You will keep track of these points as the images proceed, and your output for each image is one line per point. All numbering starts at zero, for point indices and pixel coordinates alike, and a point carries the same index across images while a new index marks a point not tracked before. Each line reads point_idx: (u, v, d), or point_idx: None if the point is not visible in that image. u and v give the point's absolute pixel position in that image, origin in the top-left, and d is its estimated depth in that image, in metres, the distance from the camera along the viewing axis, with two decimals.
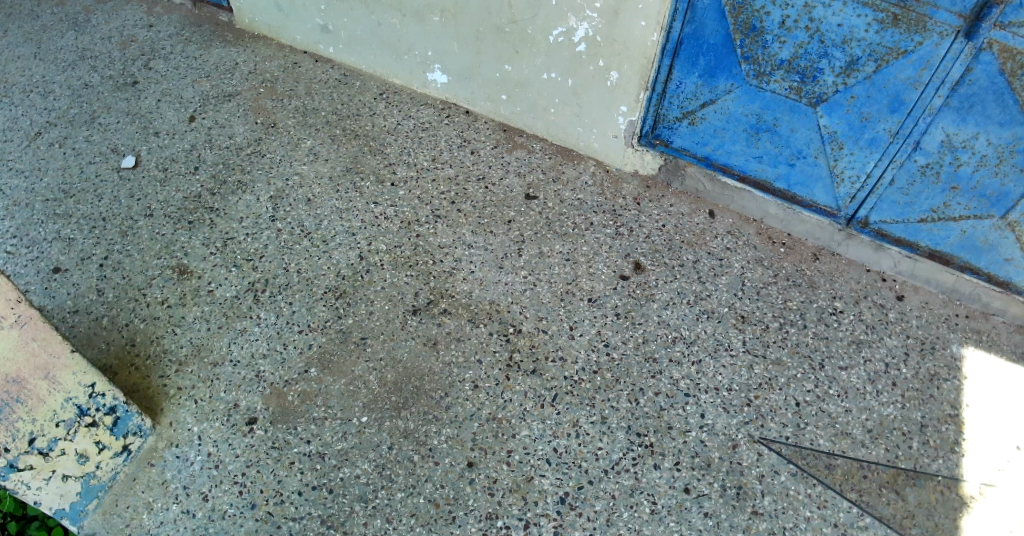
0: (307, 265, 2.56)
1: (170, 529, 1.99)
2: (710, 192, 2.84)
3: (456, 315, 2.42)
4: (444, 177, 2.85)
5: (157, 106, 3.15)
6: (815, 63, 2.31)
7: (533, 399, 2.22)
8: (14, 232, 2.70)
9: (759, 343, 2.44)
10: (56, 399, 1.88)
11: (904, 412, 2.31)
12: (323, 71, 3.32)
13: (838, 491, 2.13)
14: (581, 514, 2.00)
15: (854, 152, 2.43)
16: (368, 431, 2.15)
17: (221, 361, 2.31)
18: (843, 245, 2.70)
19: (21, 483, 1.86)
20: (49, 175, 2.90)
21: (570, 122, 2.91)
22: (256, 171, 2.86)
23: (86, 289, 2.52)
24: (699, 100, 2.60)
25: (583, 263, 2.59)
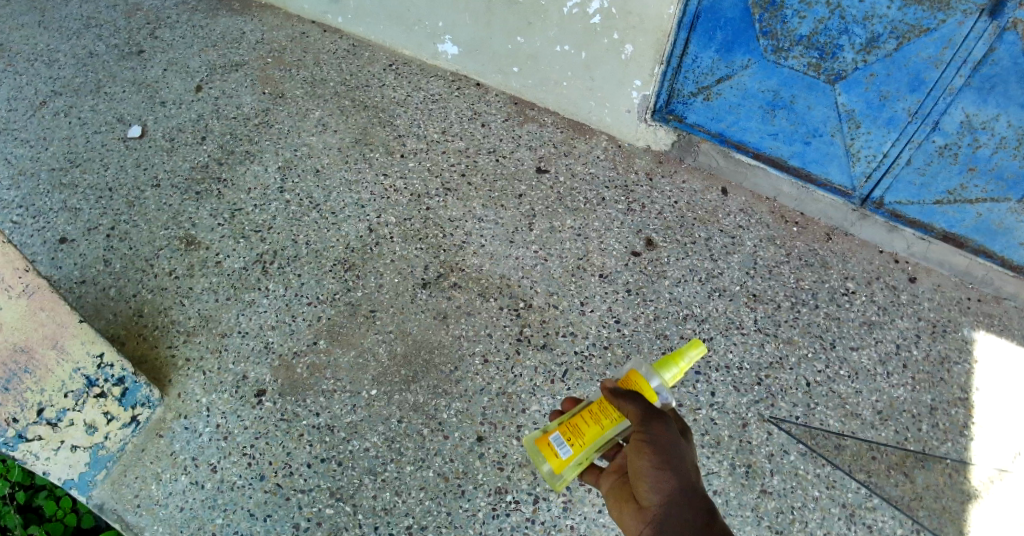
0: (316, 237, 2.53)
1: (179, 500, 1.99)
2: (723, 169, 2.78)
3: (466, 289, 2.40)
4: (454, 150, 2.81)
5: (164, 75, 3.11)
6: (835, 40, 2.25)
7: (543, 375, 2.20)
8: (20, 201, 2.68)
9: (771, 323, 2.41)
10: (65, 370, 1.87)
11: (915, 394, 2.29)
12: (332, 42, 3.26)
13: (847, 471, 2.13)
14: (590, 490, 1.99)
15: (872, 131, 2.38)
16: (377, 405, 2.14)
17: (229, 332, 2.30)
18: (856, 225, 2.65)
19: (30, 454, 1.85)
20: (54, 144, 2.87)
21: (581, 96, 2.85)
22: (265, 142, 2.83)
23: (93, 259, 2.50)
24: (715, 75, 2.55)
25: (594, 239, 2.56)
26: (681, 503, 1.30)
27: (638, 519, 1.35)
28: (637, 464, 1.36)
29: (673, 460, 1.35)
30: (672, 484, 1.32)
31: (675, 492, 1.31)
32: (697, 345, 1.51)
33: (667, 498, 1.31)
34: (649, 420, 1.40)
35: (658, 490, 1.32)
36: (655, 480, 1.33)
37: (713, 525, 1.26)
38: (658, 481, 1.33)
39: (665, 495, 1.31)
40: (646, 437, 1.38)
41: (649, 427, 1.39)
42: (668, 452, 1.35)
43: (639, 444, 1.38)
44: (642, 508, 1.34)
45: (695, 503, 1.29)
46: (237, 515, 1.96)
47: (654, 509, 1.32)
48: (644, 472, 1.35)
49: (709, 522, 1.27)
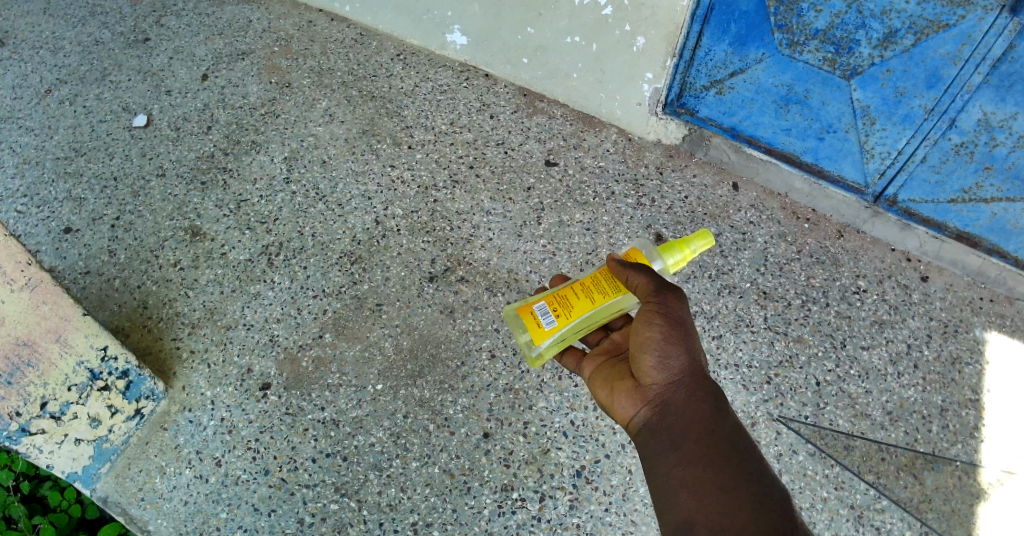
0: (322, 229, 2.51)
1: (183, 494, 2.00)
2: (735, 163, 2.72)
3: (473, 283, 2.37)
4: (462, 142, 2.78)
5: (169, 64, 3.08)
6: (851, 34, 2.20)
7: (551, 371, 2.17)
8: (25, 191, 2.67)
9: (781, 320, 2.38)
10: (68, 363, 1.87)
11: (925, 395, 2.26)
12: (339, 30, 3.21)
13: (856, 472, 2.12)
14: (597, 488, 1.99)
15: (887, 128, 2.34)
16: (383, 399, 2.13)
17: (234, 324, 2.28)
18: (869, 223, 2.60)
19: (33, 448, 1.87)
20: (59, 133, 2.85)
21: (591, 89, 2.80)
22: (271, 133, 2.80)
23: (98, 250, 2.48)
24: (728, 69, 2.50)
25: (604, 233, 2.52)
26: (685, 373, 1.46)
27: (645, 387, 1.50)
28: (647, 334, 1.50)
29: (683, 334, 1.49)
30: (679, 356, 1.47)
31: (681, 363, 1.47)
32: (703, 236, 1.74)
33: (673, 368, 1.47)
34: (662, 293, 1.53)
35: (664, 361, 1.48)
36: (663, 352, 1.48)
37: (714, 394, 1.43)
38: (666, 353, 1.48)
39: (672, 364, 1.47)
40: (658, 309, 1.52)
41: (663, 298, 1.52)
42: (679, 326, 1.50)
43: (650, 314, 1.52)
44: (648, 377, 1.50)
45: (698, 373, 1.46)
46: (241, 509, 1.98)
47: (661, 379, 1.48)
48: (655, 343, 1.49)
49: (712, 391, 1.44)
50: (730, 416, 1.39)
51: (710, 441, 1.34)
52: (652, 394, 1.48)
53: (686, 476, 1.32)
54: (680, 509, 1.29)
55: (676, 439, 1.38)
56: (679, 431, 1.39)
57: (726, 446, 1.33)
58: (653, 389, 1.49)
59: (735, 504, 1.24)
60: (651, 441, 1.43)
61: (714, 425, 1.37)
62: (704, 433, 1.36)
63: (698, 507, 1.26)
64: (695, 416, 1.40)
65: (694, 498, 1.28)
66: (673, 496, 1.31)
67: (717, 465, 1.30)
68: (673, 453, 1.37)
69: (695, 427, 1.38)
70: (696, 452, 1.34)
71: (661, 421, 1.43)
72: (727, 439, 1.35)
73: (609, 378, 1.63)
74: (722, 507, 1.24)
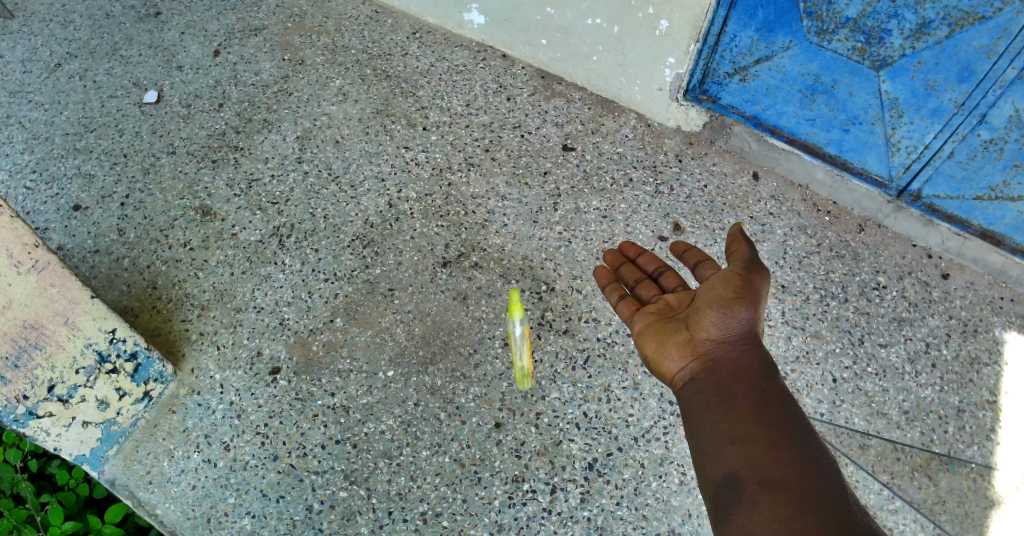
0: (334, 211, 2.47)
1: (191, 478, 2.00)
2: (756, 152, 2.67)
3: (487, 270, 2.33)
4: (478, 124, 2.72)
5: (181, 39, 3.02)
6: (883, 24, 2.12)
7: (564, 361, 2.14)
8: (34, 166, 2.64)
9: (799, 315, 2.33)
10: (76, 346, 1.84)
11: (942, 395, 2.22)
12: (354, 7, 3.15)
13: (870, 472, 2.09)
14: (608, 481, 1.95)
15: (914, 121, 2.26)
16: (394, 386, 2.10)
17: (244, 307, 2.26)
18: (890, 217, 2.54)
19: (41, 431, 1.85)
20: (69, 108, 2.82)
21: (612, 73, 2.74)
22: (284, 111, 2.75)
23: (107, 228, 2.45)
24: (753, 56, 2.43)
25: (620, 221, 2.46)
26: (744, 337, 1.47)
27: (698, 341, 1.49)
28: (719, 293, 1.52)
29: (752, 300, 1.51)
30: (742, 319, 1.48)
31: (741, 327, 1.48)
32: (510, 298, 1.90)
33: (733, 329, 1.47)
34: (750, 263, 1.56)
35: (726, 320, 1.48)
36: (728, 311, 1.49)
37: (768, 362, 1.44)
38: (730, 313, 1.49)
39: (733, 324, 1.48)
40: (738, 273, 1.54)
41: (748, 268, 1.55)
42: (751, 293, 1.51)
43: (728, 277, 1.55)
44: (704, 331, 1.49)
45: (755, 340, 1.47)
46: (249, 494, 1.96)
47: (718, 337, 1.48)
48: (722, 302, 1.50)
49: (766, 360, 1.45)
50: (780, 382, 1.39)
51: (761, 401, 1.33)
52: (705, 349, 1.47)
53: (734, 428, 1.30)
54: (724, 464, 1.27)
55: (726, 394, 1.37)
56: (730, 387, 1.38)
57: (775, 407, 1.32)
58: (706, 345, 1.48)
59: (784, 459, 1.22)
60: (699, 394, 1.42)
61: (764, 386, 1.37)
62: (755, 392, 1.36)
63: (744, 459, 1.24)
64: (747, 377, 1.39)
65: (742, 450, 1.26)
66: (718, 448, 1.29)
67: (766, 423, 1.28)
68: (721, 407, 1.35)
69: (746, 385, 1.37)
70: (746, 407, 1.32)
71: (711, 376, 1.43)
72: (776, 399, 1.34)
73: (660, 330, 1.60)
74: (770, 460, 1.22)
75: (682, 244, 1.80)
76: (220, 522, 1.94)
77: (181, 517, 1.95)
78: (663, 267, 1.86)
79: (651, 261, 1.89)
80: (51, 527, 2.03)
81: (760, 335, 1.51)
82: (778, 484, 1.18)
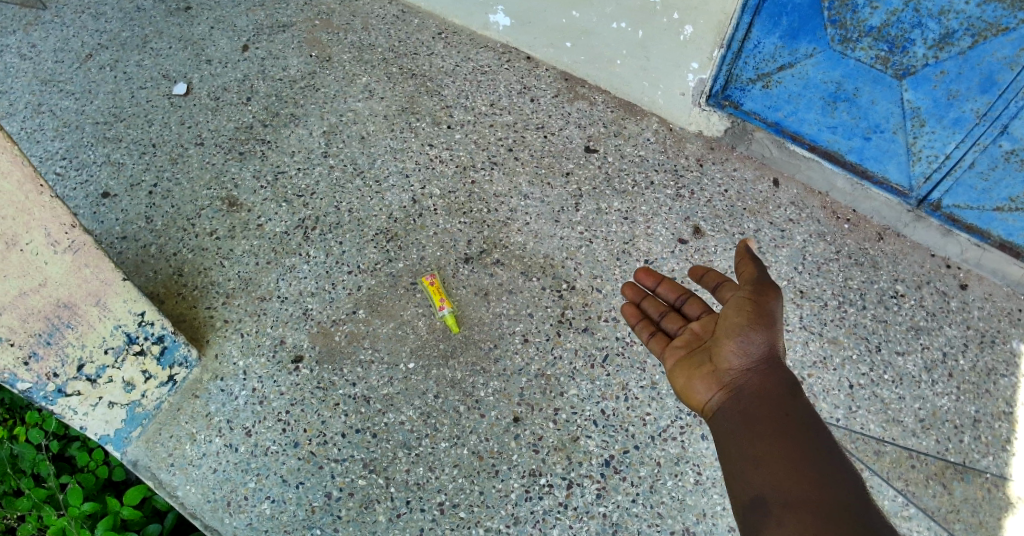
0: (359, 205, 2.50)
1: (213, 462, 2.03)
2: (777, 159, 2.67)
3: (509, 267, 2.36)
4: (501, 124, 2.75)
5: (210, 33, 3.08)
6: (906, 33, 2.13)
7: (583, 359, 2.16)
8: (64, 153, 2.70)
9: (816, 320, 2.34)
10: (106, 326, 1.89)
11: (958, 404, 2.22)
12: (381, 6, 3.20)
13: (884, 478, 2.10)
14: (624, 478, 1.97)
15: (936, 131, 2.26)
16: (414, 378, 2.13)
17: (268, 296, 2.30)
18: (909, 227, 2.54)
19: (68, 409, 1.91)
20: (99, 98, 2.88)
21: (634, 75, 2.76)
22: (310, 106, 2.79)
23: (134, 215, 2.50)
24: (777, 62, 2.44)
25: (641, 223, 2.48)
26: (765, 362, 1.48)
27: (721, 371, 1.51)
28: (732, 321, 1.54)
29: (769, 323, 1.51)
30: (761, 343, 1.50)
31: (761, 353, 1.49)
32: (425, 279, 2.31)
33: (753, 356, 1.49)
34: (760, 284, 1.54)
35: (746, 347, 1.50)
36: (746, 338, 1.50)
37: (790, 383, 1.45)
38: (748, 340, 1.50)
39: (753, 351, 1.49)
40: (750, 297, 1.54)
41: (760, 289, 1.54)
42: (767, 315, 1.51)
43: (741, 302, 1.55)
44: (726, 362, 1.51)
45: (777, 362, 1.49)
46: (269, 480, 1.99)
47: (739, 365, 1.49)
48: (738, 329, 1.52)
49: (789, 382, 1.46)
50: (803, 402, 1.41)
51: (786, 423, 1.36)
52: (728, 379, 1.49)
53: (760, 453, 1.33)
54: (752, 487, 1.30)
55: (749, 420, 1.40)
56: (753, 414, 1.40)
57: (800, 429, 1.34)
58: (729, 375, 1.50)
59: (806, 480, 1.24)
60: (725, 422, 1.45)
61: (785, 408, 1.39)
62: (776, 414, 1.38)
63: (769, 483, 1.27)
64: (771, 402, 1.41)
65: (768, 475, 1.29)
66: (744, 473, 1.33)
67: (790, 445, 1.31)
68: (745, 433, 1.38)
69: (768, 409, 1.40)
70: (769, 432, 1.35)
71: (736, 404, 1.45)
72: (801, 420, 1.36)
73: (686, 363, 1.62)
74: (793, 481, 1.25)
75: (699, 267, 1.78)
76: (240, 506, 1.97)
77: (201, 500, 1.98)
78: (684, 292, 1.85)
79: (672, 289, 1.87)
80: (70, 508, 2.07)
81: (782, 355, 1.52)
82: (802, 505, 1.21)
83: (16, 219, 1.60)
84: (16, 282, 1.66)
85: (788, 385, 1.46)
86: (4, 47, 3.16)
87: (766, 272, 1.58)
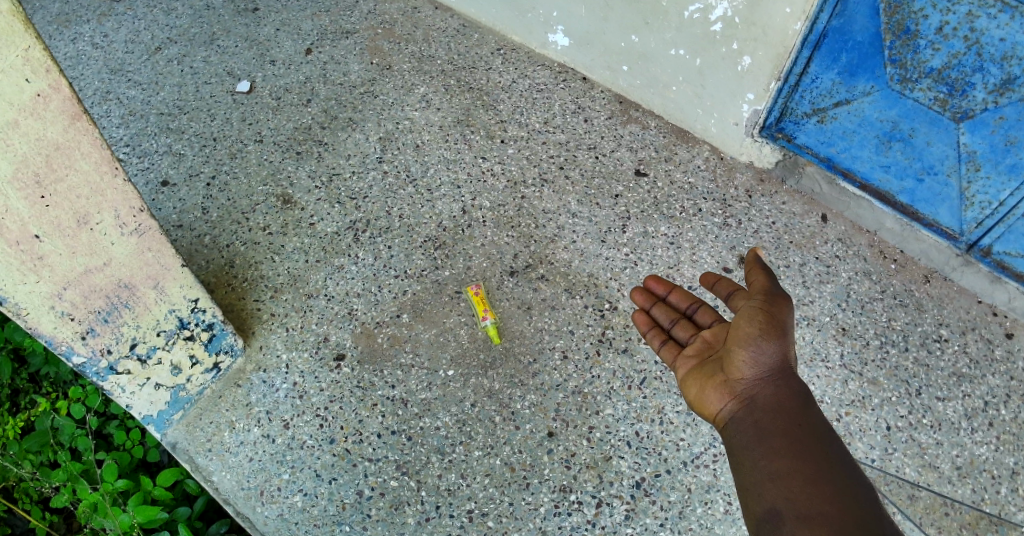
0: (409, 212, 2.56)
1: (250, 450, 2.08)
2: (826, 195, 2.65)
3: (553, 283, 2.39)
4: (554, 142, 2.80)
5: (276, 35, 3.18)
6: (967, 76, 2.12)
7: (621, 380, 2.17)
8: (128, 140, 2.80)
9: (857, 360, 2.30)
10: (161, 309, 1.94)
11: (997, 454, 2.13)
12: (442, 19, 3.28)
13: (917, 524, 2.03)
14: (654, 502, 1.96)
15: (991, 176, 2.23)
16: (453, 385, 2.17)
17: (315, 294, 2.37)
18: (957, 271, 2.47)
19: (118, 386, 1.96)
20: (165, 90, 2.99)
21: (689, 103, 2.78)
22: (368, 112, 2.87)
23: (191, 205, 2.59)
24: (833, 98, 2.44)
25: (687, 249, 2.49)
26: (777, 372, 1.48)
27: (733, 381, 1.52)
28: (744, 330, 1.54)
29: (781, 333, 1.51)
30: (772, 354, 1.50)
31: (773, 363, 1.49)
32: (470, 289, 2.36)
33: (764, 366, 1.49)
34: (773, 295, 1.56)
35: (757, 357, 1.50)
36: (757, 348, 1.50)
37: (803, 395, 1.45)
38: (760, 350, 1.50)
39: (764, 360, 1.49)
40: (762, 307, 1.55)
41: (771, 300, 1.55)
42: (777, 326, 1.52)
43: (752, 312, 1.55)
44: (739, 372, 1.51)
45: (789, 372, 1.49)
46: (303, 473, 2.04)
47: (752, 375, 1.49)
48: (750, 339, 1.51)
49: (801, 392, 1.46)
50: (815, 414, 1.41)
51: (798, 436, 1.36)
52: (741, 389, 1.50)
53: (773, 466, 1.32)
54: (765, 500, 1.28)
55: (762, 433, 1.40)
56: (766, 426, 1.40)
57: (813, 441, 1.34)
58: (742, 385, 1.50)
59: (820, 492, 1.23)
60: (739, 434, 1.44)
61: (799, 421, 1.39)
62: (790, 427, 1.38)
63: (783, 495, 1.26)
64: (784, 414, 1.41)
65: (782, 487, 1.27)
66: (758, 486, 1.31)
67: (803, 457, 1.30)
68: (759, 446, 1.37)
69: (781, 422, 1.40)
70: (783, 445, 1.35)
71: (749, 416, 1.45)
72: (814, 433, 1.36)
73: (699, 373, 1.63)
74: (807, 494, 1.24)
75: (711, 275, 1.79)
76: (273, 496, 2.01)
77: (235, 486, 2.03)
78: (695, 300, 1.87)
79: (683, 297, 1.88)
80: (104, 483, 2.10)
81: (794, 366, 1.52)
82: (817, 518, 1.19)
83: (91, 199, 1.61)
84: (83, 260, 1.67)
85: (801, 397, 1.46)
86: (78, 35, 3.30)
87: (777, 284, 1.60)
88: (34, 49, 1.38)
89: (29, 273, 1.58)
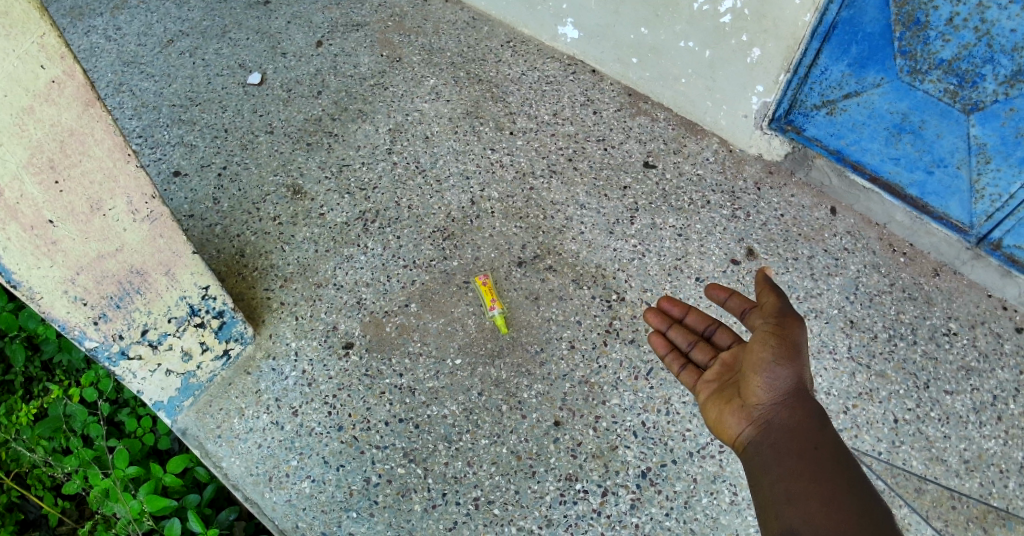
0: (418, 202, 2.58)
1: (259, 437, 2.11)
2: (835, 188, 2.64)
3: (561, 273, 2.40)
4: (563, 134, 2.80)
5: (287, 27, 3.20)
6: (977, 68, 2.11)
7: (628, 370, 2.18)
8: (141, 131, 2.83)
9: (865, 352, 2.30)
10: (172, 296, 1.96)
11: (1006, 449, 2.12)
12: (452, 12, 3.30)
13: (923, 516, 2.02)
14: (659, 491, 1.97)
15: (1002, 168, 2.21)
16: (460, 374, 2.19)
17: (324, 283, 2.39)
18: (967, 265, 2.46)
19: (129, 372, 1.98)
20: (177, 82, 3.02)
21: (699, 95, 2.78)
22: (378, 104, 2.88)
23: (203, 196, 2.62)
24: (843, 90, 2.44)
25: (695, 241, 2.49)
26: (793, 395, 1.48)
27: (751, 406, 1.52)
28: (759, 355, 1.53)
29: (795, 355, 1.51)
30: (787, 377, 1.49)
31: (788, 386, 1.48)
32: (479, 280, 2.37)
33: (780, 390, 1.49)
34: (783, 315, 1.55)
35: (772, 382, 1.49)
36: (772, 373, 1.50)
37: (821, 416, 1.45)
38: (775, 374, 1.49)
39: (779, 385, 1.49)
40: (773, 330, 1.54)
41: (783, 320, 1.54)
42: (792, 348, 1.51)
43: (765, 336, 1.54)
44: (755, 396, 1.51)
45: (805, 394, 1.48)
46: (312, 460, 2.06)
47: (768, 399, 1.49)
48: (764, 364, 1.51)
49: (817, 412, 1.46)
50: (835, 435, 1.41)
51: (815, 457, 1.36)
52: (759, 413, 1.50)
53: (792, 489, 1.33)
54: (784, 523, 1.30)
55: (781, 455, 1.40)
56: (784, 448, 1.41)
57: (831, 462, 1.35)
58: (759, 409, 1.50)
59: (839, 515, 1.24)
60: (758, 457, 1.45)
61: (818, 441, 1.39)
62: (808, 448, 1.38)
63: (801, 518, 1.27)
64: (802, 435, 1.41)
65: (800, 509, 1.29)
66: (778, 507, 1.33)
67: (821, 479, 1.31)
68: (778, 468, 1.39)
69: (799, 443, 1.40)
70: (800, 467, 1.36)
71: (768, 440, 1.45)
72: (831, 453, 1.37)
73: (718, 396, 1.63)
74: (825, 515, 1.25)
75: (721, 289, 1.80)
76: (281, 482, 2.03)
77: (244, 472, 2.05)
78: (713, 321, 1.87)
79: (699, 319, 1.89)
80: (116, 469, 2.12)
81: (810, 387, 1.51)
82: None
83: (103, 185, 1.64)
84: (96, 246, 1.70)
85: (819, 417, 1.46)
86: (91, 28, 3.33)
87: (788, 303, 1.58)
88: (48, 36, 1.41)
89: (42, 258, 1.61)
